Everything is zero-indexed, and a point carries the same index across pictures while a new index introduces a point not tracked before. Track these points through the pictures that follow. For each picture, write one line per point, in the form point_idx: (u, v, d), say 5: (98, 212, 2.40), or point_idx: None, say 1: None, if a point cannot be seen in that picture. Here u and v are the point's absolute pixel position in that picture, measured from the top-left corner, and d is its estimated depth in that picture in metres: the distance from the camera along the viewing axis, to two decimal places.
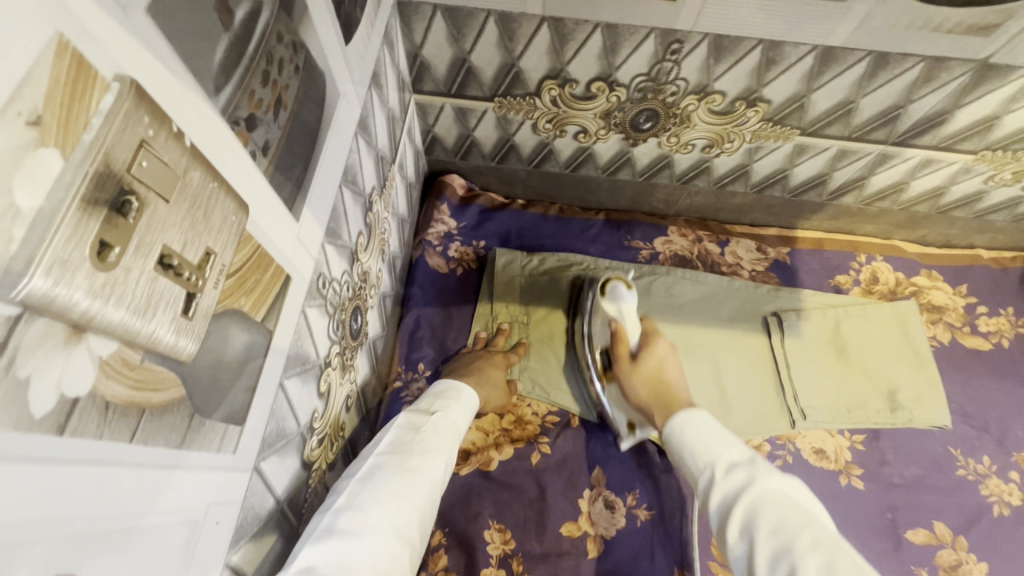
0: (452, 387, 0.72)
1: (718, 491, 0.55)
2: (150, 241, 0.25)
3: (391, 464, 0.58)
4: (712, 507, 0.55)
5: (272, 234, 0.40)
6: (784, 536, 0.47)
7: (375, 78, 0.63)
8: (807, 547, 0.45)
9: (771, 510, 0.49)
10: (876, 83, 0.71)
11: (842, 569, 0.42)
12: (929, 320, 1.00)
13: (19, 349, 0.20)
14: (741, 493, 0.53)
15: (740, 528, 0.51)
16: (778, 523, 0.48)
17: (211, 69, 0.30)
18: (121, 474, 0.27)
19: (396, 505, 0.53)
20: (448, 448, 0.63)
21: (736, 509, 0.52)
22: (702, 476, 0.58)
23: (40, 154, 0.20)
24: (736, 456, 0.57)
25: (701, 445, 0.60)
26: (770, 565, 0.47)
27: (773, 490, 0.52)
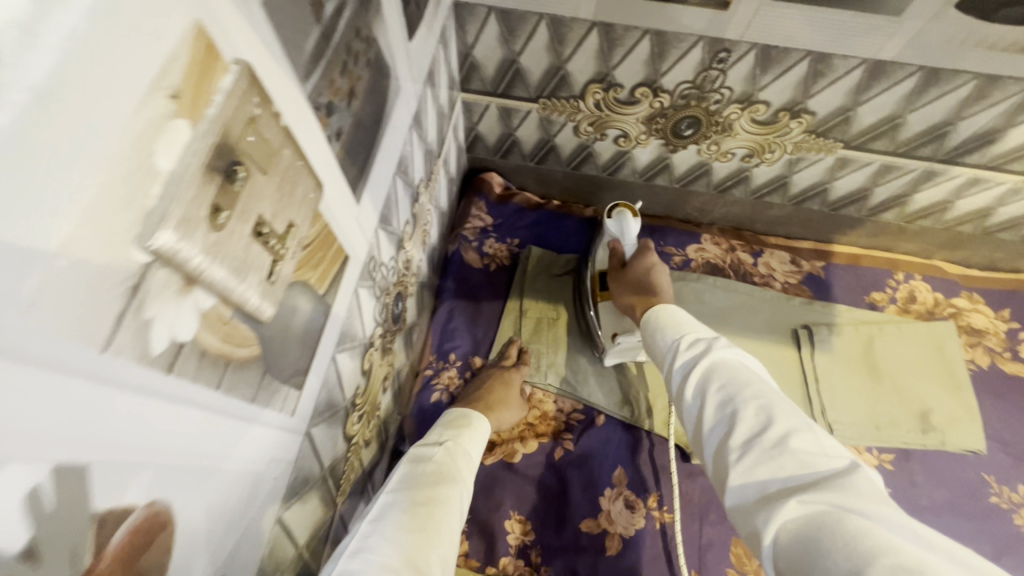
0: (462, 413, 0.74)
1: (680, 357, 0.56)
2: (249, 209, 0.28)
3: (401, 501, 0.57)
4: (674, 372, 0.56)
5: (338, 214, 0.43)
6: (732, 387, 0.49)
7: (430, 75, 0.66)
8: (751, 395, 0.47)
9: (723, 368, 0.51)
10: (925, 99, 0.70)
11: (781, 415, 0.45)
12: (968, 343, 0.98)
13: (148, 293, 0.23)
14: (701, 356, 0.53)
15: (696, 384, 0.52)
16: (728, 376, 0.50)
17: (304, 59, 0.33)
18: (207, 417, 0.30)
19: (411, 540, 0.52)
20: (459, 475, 0.64)
21: (693, 369, 0.53)
22: (667, 348, 0.58)
23: (175, 125, 0.23)
24: (702, 332, 0.58)
25: (671, 326, 0.60)
26: (716, 412, 0.49)
27: (730, 355, 0.52)
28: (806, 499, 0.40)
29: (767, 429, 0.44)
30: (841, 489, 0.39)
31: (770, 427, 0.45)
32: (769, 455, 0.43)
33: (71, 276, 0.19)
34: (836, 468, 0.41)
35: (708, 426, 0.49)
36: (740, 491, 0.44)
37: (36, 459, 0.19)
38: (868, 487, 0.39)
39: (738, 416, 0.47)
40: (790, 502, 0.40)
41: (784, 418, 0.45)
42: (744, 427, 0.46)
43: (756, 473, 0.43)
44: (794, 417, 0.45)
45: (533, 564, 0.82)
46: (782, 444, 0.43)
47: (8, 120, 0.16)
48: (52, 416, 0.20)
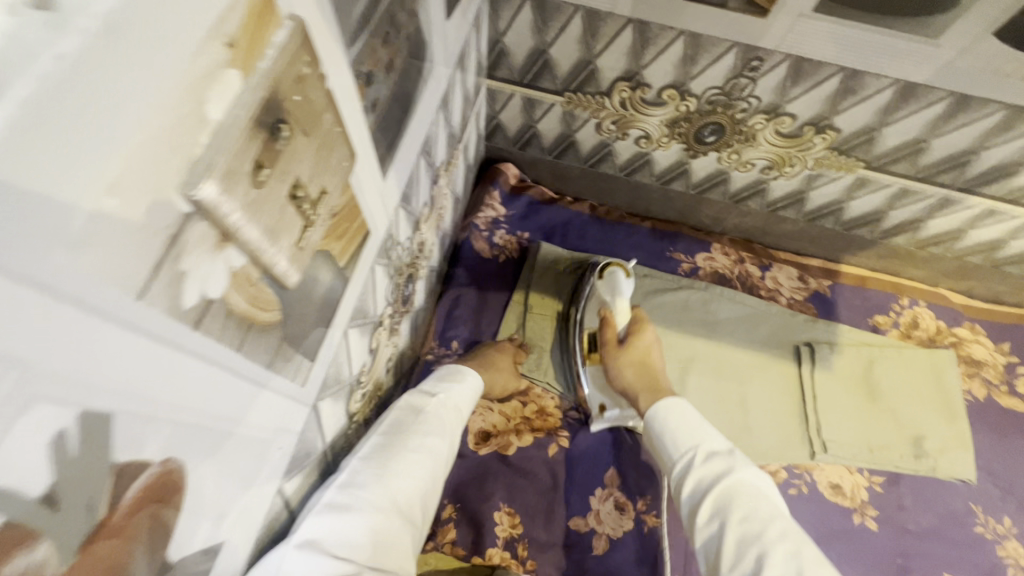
0: (456, 369, 0.73)
1: (694, 474, 0.59)
2: (288, 169, 0.28)
3: (392, 443, 0.58)
4: (684, 494, 0.59)
5: (365, 187, 0.42)
6: (754, 524, 0.53)
7: (461, 57, 0.65)
8: (776, 542, 0.51)
9: (744, 501, 0.54)
10: (952, 125, 0.70)
11: (804, 556, 0.50)
12: (966, 374, 0.99)
13: (185, 244, 0.23)
14: (718, 481, 0.57)
15: (710, 513, 0.56)
16: (748, 510, 0.54)
17: (351, 24, 0.33)
18: (227, 378, 0.29)
19: (398, 484, 0.54)
20: (448, 432, 0.64)
21: (709, 493, 0.57)
22: (682, 458, 0.61)
23: (228, 73, 0.22)
24: (716, 443, 0.62)
25: (683, 429, 0.63)
26: (737, 552, 0.52)
27: (747, 481, 0.57)
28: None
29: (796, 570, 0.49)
30: None
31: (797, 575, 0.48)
32: None
33: (116, 217, 0.19)
34: None
35: (726, 567, 0.52)
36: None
37: (64, 404, 0.19)
38: None
39: (765, 561, 0.50)
40: None
41: (810, 566, 0.49)
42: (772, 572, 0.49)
43: None
44: (815, 555, 0.50)
45: (520, 556, 0.82)
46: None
47: (70, 45, 0.15)
48: (83, 361, 0.19)
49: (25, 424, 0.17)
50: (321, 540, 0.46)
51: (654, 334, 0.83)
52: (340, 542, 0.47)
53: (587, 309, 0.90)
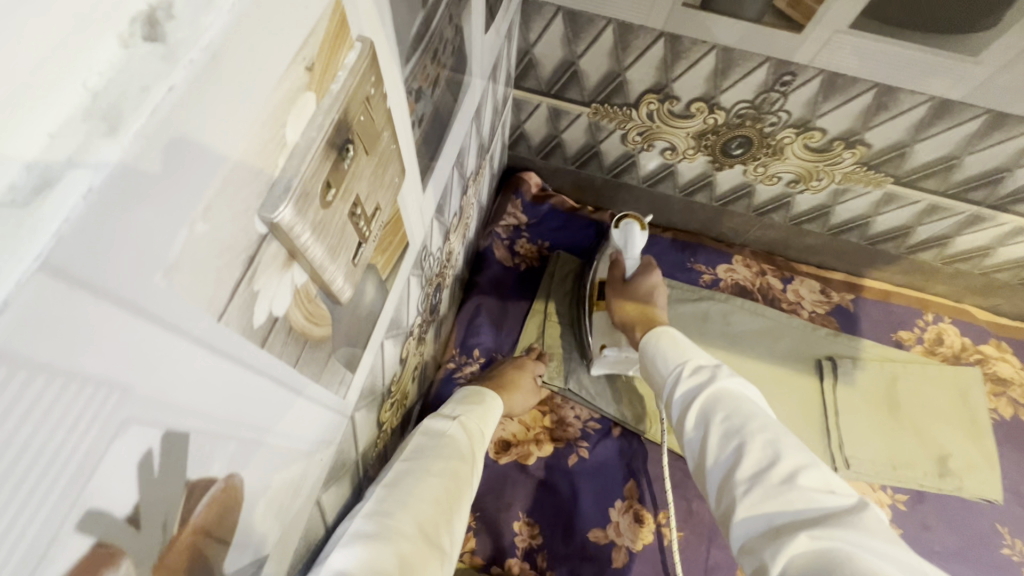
0: (474, 391, 0.74)
1: (683, 385, 0.59)
2: (351, 188, 0.28)
3: (414, 470, 0.56)
4: (674, 408, 0.59)
5: (408, 201, 0.42)
6: (738, 419, 0.52)
7: (493, 70, 0.66)
8: (758, 430, 0.50)
9: (726, 402, 0.54)
10: (986, 142, 0.69)
11: (786, 450, 0.48)
12: (992, 392, 0.97)
13: (260, 264, 0.23)
14: (704, 388, 0.57)
15: (697, 419, 0.55)
16: (732, 409, 0.53)
17: (407, 43, 0.33)
18: (281, 393, 0.29)
19: (420, 509, 0.52)
20: (469, 453, 0.62)
21: (694, 402, 0.56)
22: (670, 375, 0.61)
23: (306, 97, 0.23)
24: (704, 360, 0.61)
25: (674, 350, 0.63)
26: (720, 443, 0.52)
27: (731, 386, 0.56)
28: (815, 535, 0.41)
29: (777, 461, 0.47)
30: (850, 525, 0.41)
31: (779, 461, 0.47)
32: (775, 491, 0.45)
33: (206, 241, 0.19)
34: (843, 505, 0.44)
35: (712, 460, 0.52)
36: (748, 524, 0.46)
37: (152, 425, 0.19)
38: (877, 524, 0.42)
39: (745, 450, 0.49)
40: (801, 535, 0.42)
41: (792, 453, 0.48)
42: (750, 462, 0.48)
43: (761, 508, 0.45)
44: (798, 452, 0.48)
45: (539, 567, 0.82)
46: (791, 477, 0.46)
47: (183, 79, 0.16)
48: (169, 380, 0.19)
49: (118, 446, 0.17)
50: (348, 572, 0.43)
51: (657, 276, 0.84)
52: (365, 567, 0.43)
53: (599, 265, 0.93)
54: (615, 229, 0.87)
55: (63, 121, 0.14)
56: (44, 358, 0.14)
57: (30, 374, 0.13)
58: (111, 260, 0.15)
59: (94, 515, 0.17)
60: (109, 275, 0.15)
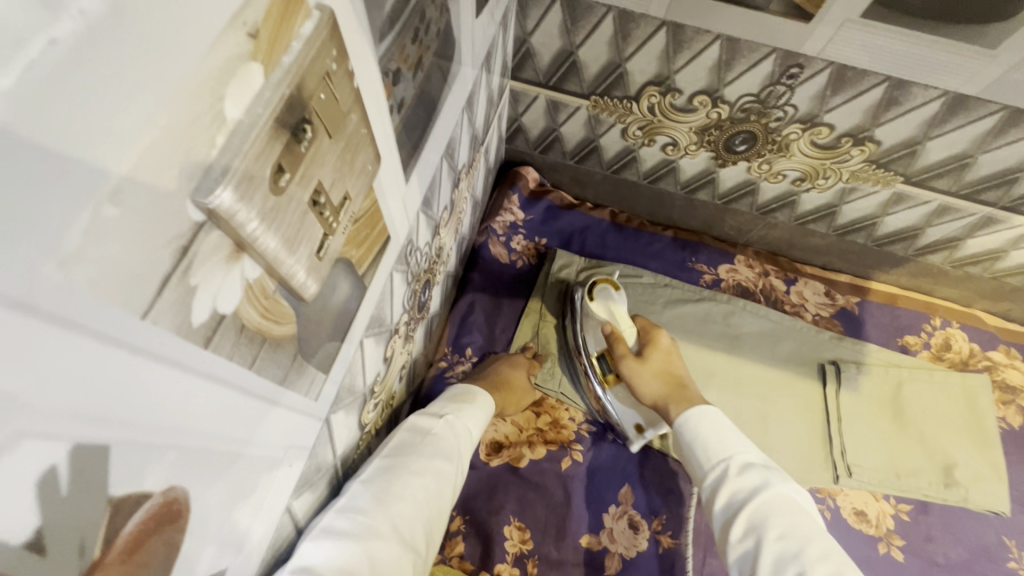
0: (466, 388, 0.72)
1: (730, 486, 0.58)
2: (310, 174, 0.25)
3: (394, 466, 0.55)
4: (716, 508, 0.59)
5: (387, 191, 0.40)
6: (794, 541, 0.52)
7: (487, 58, 0.63)
8: (816, 559, 0.50)
9: (780, 517, 0.54)
10: (1001, 141, 0.66)
11: None
12: (1001, 400, 0.94)
13: (197, 255, 0.20)
14: (755, 494, 0.56)
15: (745, 529, 0.55)
16: (787, 527, 0.53)
17: (380, 18, 0.30)
18: (237, 396, 0.27)
19: (397, 510, 0.51)
20: (455, 454, 0.61)
21: (744, 510, 0.56)
22: (714, 470, 0.61)
23: (249, 68, 0.20)
24: (750, 458, 0.61)
25: (715, 440, 0.63)
26: (773, 567, 0.51)
27: (786, 495, 0.56)
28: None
29: None
30: None
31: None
32: None
33: (118, 227, 0.16)
34: None
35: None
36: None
37: (53, 438, 0.16)
38: None
39: None
40: None
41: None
42: None
43: None
44: None
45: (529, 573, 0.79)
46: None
47: (70, 32, 0.13)
48: (75, 384, 0.17)
49: (6, 462, 0.15)
50: (316, 567, 0.42)
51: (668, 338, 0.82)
52: (337, 569, 0.43)
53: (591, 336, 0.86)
54: (594, 299, 0.84)
55: None
56: None
57: None
58: (44, 134, 0.13)
59: None
60: (21, 183, 0.13)
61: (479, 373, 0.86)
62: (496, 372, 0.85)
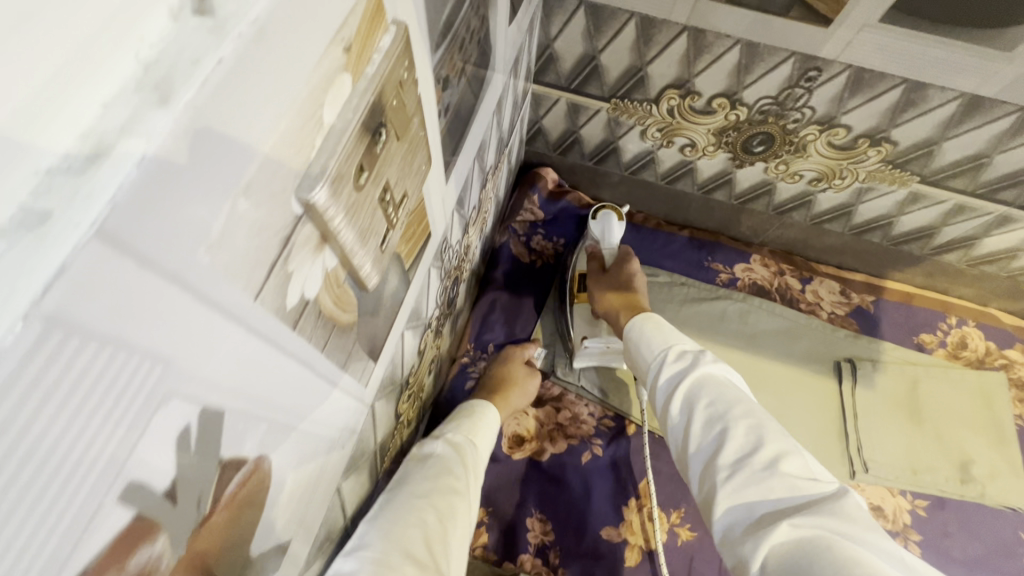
0: (469, 404, 0.75)
1: (667, 370, 0.59)
2: (382, 173, 0.28)
3: (397, 498, 0.56)
4: (658, 393, 0.59)
5: (431, 191, 0.43)
6: (721, 404, 0.52)
7: (514, 64, 0.66)
8: (740, 417, 0.51)
9: (710, 385, 0.54)
10: (1018, 140, 0.68)
11: (769, 437, 0.49)
12: (1018, 398, 0.95)
13: (295, 245, 0.23)
14: (687, 373, 0.57)
15: (681, 402, 0.55)
16: (716, 393, 0.53)
17: (437, 30, 0.33)
18: (310, 377, 0.30)
19: (408, 534, 0.51)
20: (459, 468, 0.63)
21: (679, 386, 0.56)
22: (656, 361, 0.61)
23: (342, 79, 0.23)
24: (687, 346, 0.61)
25: (657, 336, 0.63)
26: (704, 428, 0.52)
27: (715, 370, 0.56)
28: (796, 523, 0.43)
29: (757, 448, 0.48)
30: (834, 514, 0.43)
31: (760, 449, 0.48)
32: (758, 476, 0.47)
33: (247, 218, 0.19)
34: (821, 491, 0.45)
35: (694, 446, 0.52)
36: (729, 515, 0.47)
37: (189, 402, 0.19)
38: (853, 506, 0.44)
39: (727, 435, 0.50)
40: (782, 524, 0.44)
41: (774, 441, 0.49)
42: (732, 446, 0.49)
43: (744, 493, 0.47)
44: (781, 438, 0.49)
45: (551, 563, 0.82)
46: (772, 463, 0.47)
47: (231, 51, 0.16)
48: (209, 355, 0.19)
49: (158, 420, 0.18)
50: None
51: (638, 265, 0.89)
52: None
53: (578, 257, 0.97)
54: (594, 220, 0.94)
55: (117, 88, 0.14)
56: (97, 327, 0.14)
57: (81, 343, 0.14)
58: (208, 138, 0.16)
59: (135, 488, 0.17)
60: (190, 179, 0.16)
61: (483, 380, 0.88)
62: (495, 379, 0.87)
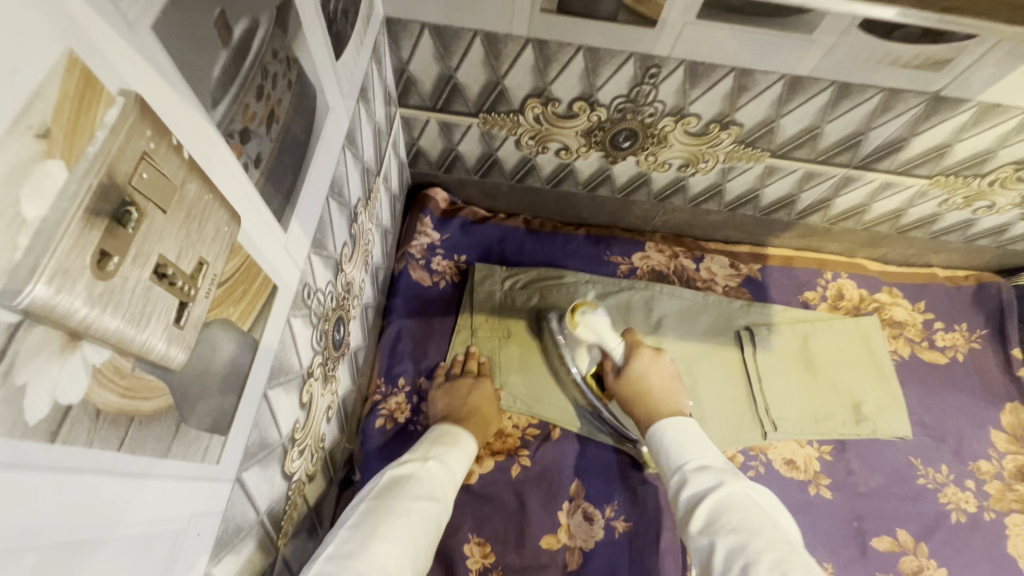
0: (451, 430, 0.78)
1: (688, 485, 0.63)
2: (146, 250, 0.26)
3: (380, 507, 0.62)
4: (680, 509, 0.63)
5: (262, 246, 0.41)
6: (743, 534, 0.54)
7: (362, 93, 0.64)
8: (763, 552, 0.52)
9: (733, 515, 0.57)
10: (839, 111, 0.75)
11: (794, 574, 0.49)
12: (891, 335, 1.05)
13: (18, 355, 0.21)
14: (708, 491, 0.61)
15: (704, 524, 0.58)
16: (737, 520, 0.56)
17: (209, 85, 0.31)
18: (106, 480, 0.27)
19: (383, 550, 0.55)
20: (439, 491, 0.67)
21: (701, 504, 0.60)
22: (676, 474, 0.67)
23: (47, 165, 0.21)
24: (711, 462, 0.66)
25: (679, 446, 0.69)
26: (726, 561, 0.54)
27: (736, 490, 0.60)
28: None
29: None
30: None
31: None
32: None
33: None
34: None
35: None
36: None
37: None
38: None
39: (749, 571, 0.51)
40: None
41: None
42: None
43: None
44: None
45: None
46: None
47: None
48: None
49: None
50: None
51: (645, 353, 0.85)
52: None
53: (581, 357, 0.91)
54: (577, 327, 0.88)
55: None
56: None
57: None
58: None
59: None
60: None
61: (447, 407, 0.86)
62: (464, 402, 0.86)
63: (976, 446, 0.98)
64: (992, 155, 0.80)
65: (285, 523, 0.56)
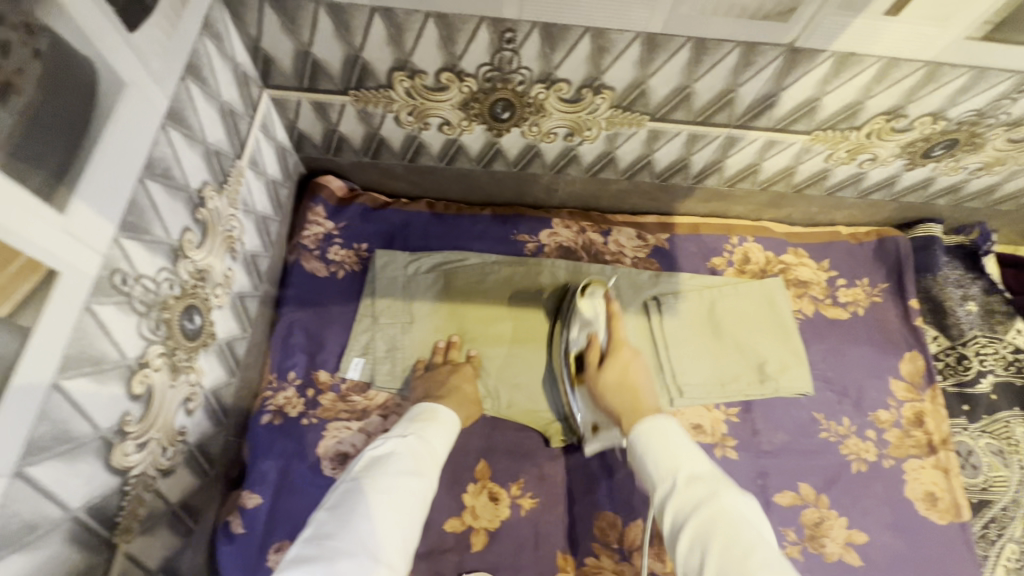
0: (429, 407, 0.78)
1: (678, 498, 0.63)
2: None
3: (362, 486, 0.63)
4: (665, 524, 0.63)
5: (14, 225, 0.39)
6: (732, 560, 0.56)
7: (190, 68, 0.61)
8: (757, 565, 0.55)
9: (723, 526, 0.58)
10: (703, 68, 0.74)
11: None
12: (795, 295, 1.06)
13: None
14: (700, 505, 0.61)
15: (693, 542, 0.59)
16: (727, 539, 0.57)
17: None
18: None
19: (368, 529, 0.59)
20: (421, 468, 0.69)
21: (691, 522, 0.60)
22: (664, 482, 0.65)
23: None
24: (696, 468, 0.65)
25: (663, 449, 0.68)
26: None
27: (727, 503, 0.60)
28: None
29: None
30: None
31: None
32: None
33: None
34: None
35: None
36: None
37: None
38: None
39: None
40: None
41: None
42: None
43: None
44: None
45: None
46: None
47: None
48: None
49: None
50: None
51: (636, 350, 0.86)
52: None
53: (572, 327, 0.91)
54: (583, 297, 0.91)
55: None
56: None
57: None
58: None
59: None
60: None
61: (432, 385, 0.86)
62: (445, 383, 0.87)
63: (876, 397, 0.99)
64: (860, 106, 0.81)
65: (129, 513, 0.55)
